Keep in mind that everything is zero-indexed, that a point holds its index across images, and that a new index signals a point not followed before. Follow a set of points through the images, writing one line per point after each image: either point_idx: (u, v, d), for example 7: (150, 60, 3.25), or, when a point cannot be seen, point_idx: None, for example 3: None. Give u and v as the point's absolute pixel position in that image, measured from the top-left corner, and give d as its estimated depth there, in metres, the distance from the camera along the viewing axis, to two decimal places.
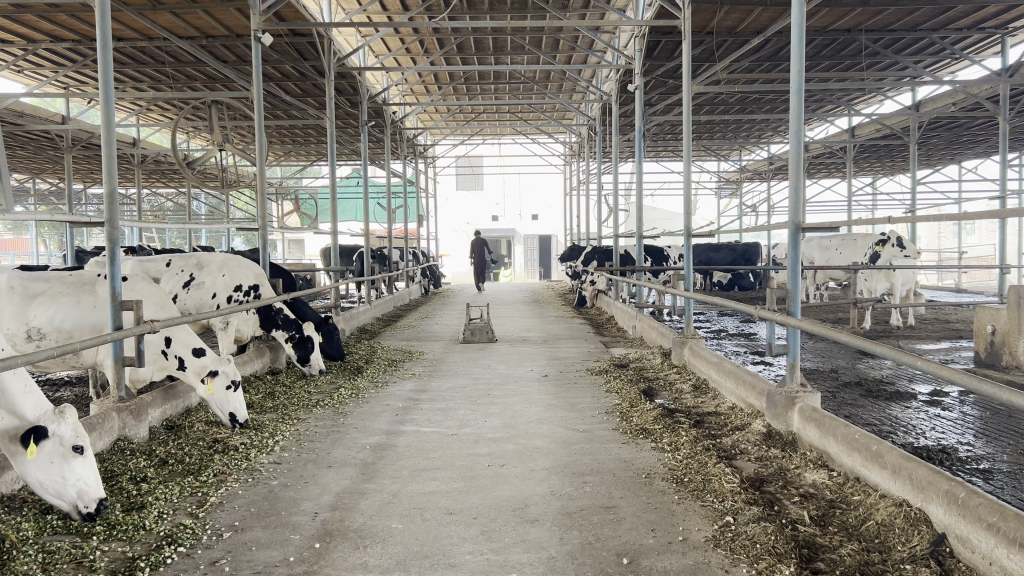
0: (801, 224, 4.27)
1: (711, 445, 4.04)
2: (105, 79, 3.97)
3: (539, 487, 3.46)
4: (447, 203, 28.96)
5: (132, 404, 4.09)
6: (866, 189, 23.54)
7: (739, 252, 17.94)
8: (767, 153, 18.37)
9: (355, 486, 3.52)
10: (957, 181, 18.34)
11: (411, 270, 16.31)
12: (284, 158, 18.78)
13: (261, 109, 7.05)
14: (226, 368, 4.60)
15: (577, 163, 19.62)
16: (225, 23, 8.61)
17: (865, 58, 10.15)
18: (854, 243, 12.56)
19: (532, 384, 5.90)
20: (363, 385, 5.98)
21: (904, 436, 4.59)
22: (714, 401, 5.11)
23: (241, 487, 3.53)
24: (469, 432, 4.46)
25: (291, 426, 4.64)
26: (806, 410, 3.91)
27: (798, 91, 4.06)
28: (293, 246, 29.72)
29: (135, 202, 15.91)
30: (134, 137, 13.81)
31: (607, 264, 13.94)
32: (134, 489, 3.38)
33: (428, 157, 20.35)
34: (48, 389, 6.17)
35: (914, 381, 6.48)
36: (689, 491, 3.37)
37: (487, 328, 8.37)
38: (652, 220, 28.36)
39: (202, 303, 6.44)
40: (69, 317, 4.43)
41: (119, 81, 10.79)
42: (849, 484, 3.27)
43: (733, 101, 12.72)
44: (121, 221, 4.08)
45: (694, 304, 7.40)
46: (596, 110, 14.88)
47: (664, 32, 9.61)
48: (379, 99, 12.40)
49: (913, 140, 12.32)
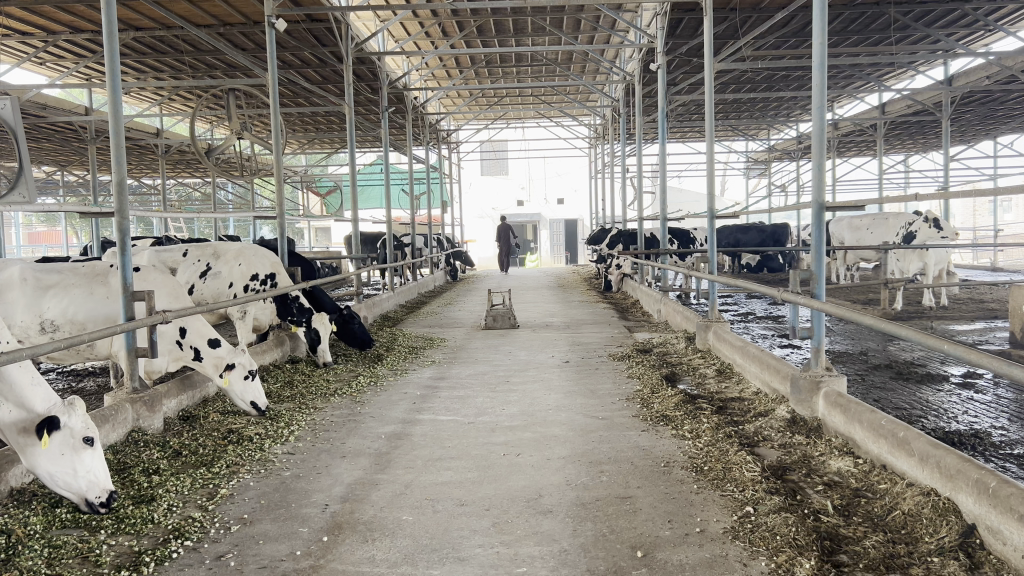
0: (827, 203, 4.12)
1: (733, 432, 3.93)
2: (112, 68, 3.93)
3: (553, 477, 3.38)
4: (472, 189, 28.92)
5: (146, 395, 4.05)
6: (897, 167, 23.11)
7: (768, 233, 17.70)
8: (796, 132, 18.03)
9: (367, 477, 3.46)
10: (992, 157, 17.91)
11: (435, 255, 16.26)
12: (307, 147, 18.79)
13: (276, 95, 6.89)
14: (243, 357, 4.57)
15: (601, 146, 19.43)
16: (241, 11, 8.58)
17: (895, 32, 9.88)
18: (885, 223, 12.25)
19: (553, 371, 5.83)
20: (382, 372, 5.94)
21: (934, 420, 4.44)
22: (739, 386, 4.99)
23: (253, 478, 3.49)
24: (486, 421, 4.39)
25: (308, 416, 4.59)
26: (831, 395, 3.78)
27: (820, 65, 3.91)
28: (320, 234, 29.84)
29: (161, 192, 16.04)
30: (158, 127, 13.90)
31: (632, 247, 13.80)
32: (145, 482, 3.35)
33: (452, 143, 20.27)
34: (72, 379, 6.22)
35: (946, 363, 6.30)
36: (709, 480, 3.27)
37: (509, 313, 8.29)
38: (679, 202, 28.10)
39: (219, 292, 6.46)
40: (82, 308, 4.46)
41: (139, 71, 10.82)
42: (875, 472, 3.15)
43: (759, 79, 12.47)
44: (131, 211, 4.05)
45: (719, 288, 7.23)
46: (619, 91, 14.69)
47: (686, 10, 9.44)
48: (399, 85, 12.32)
49: (946, 115, 11.98)
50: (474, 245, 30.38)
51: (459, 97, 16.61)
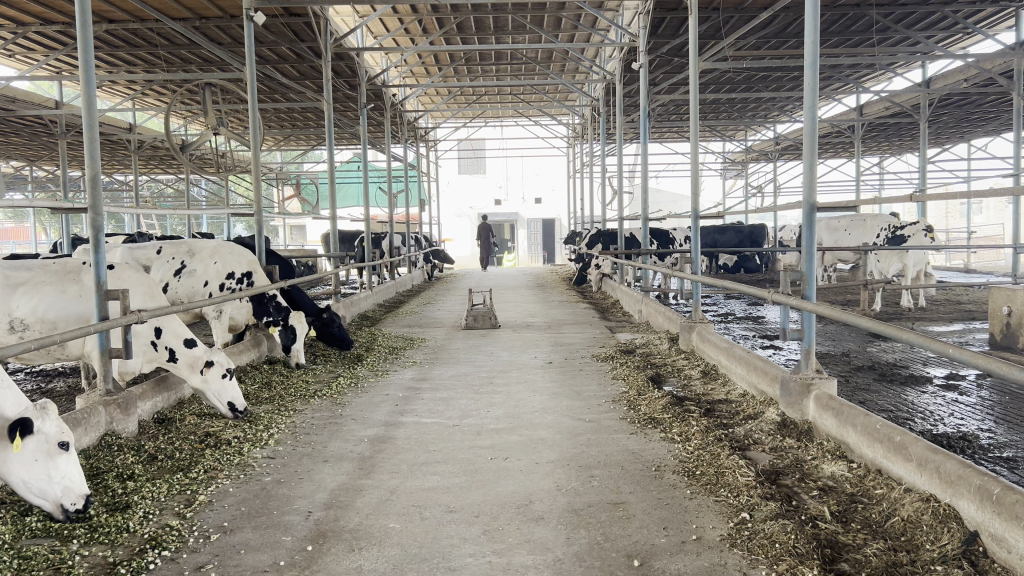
0: (817, 203, 4.07)
1: (723, 435, 3.87)
2: (86, 59, 3.79)
3: (543, 482, 3.30)
4: (449, 188, 28.76)
5: (119, 397, 3.91)
6: (873, 169, 23.30)
7: (745, 233, 17.77)
8: (773, 133, 18.11)
9: (352, 482, 3.36)
10: (966, 159, 18.11)
11: (413, 254, 16.11)
12: (283, 143, 18.57)
13: (254, 90, 6.72)
14: (221, 356, 4.47)
15: (580, 145, 19.39)
16: (218, 4, 8.41)
17: (875, 34, 9.92)
18: (863, 224, 12.33)
19: (536, 372, 5.74)
20: (363, 373, 5.82)
21: (922, 423, 4.42)
22: (725, 389, 4.94)
23: (232, 484, 3.38)
24: (471, 423, 4.30)
25: (287, 419, 4.47)
26: (822, 398, 3.74)
27: (813, 63, 3.87)
28: (295, 232, 29.54)
29: (133, 188, 15.77)
30: (131, 122, 13.65)
31: (612, 247, 13.77)
32: (119, 487, 3.22)
33: (429, 141, 20.12)
34: (42, 380, 6.06)
35: (928, 364, 6.30)
36: (702, 485, 3.21)
37: (490, 313, 8.20)
38: (656, 202, 28.16)
39: (194, 291, 6.31)
40: (53, 307, 4.30)
41: (111, 65, 10.60)
42: (870, 476, 3.10)
43: (739, 79, 12.49)
44: (105, 207, 3.91)
45: (702, 288, 7.18)
46: (599, 90, 14.65)
47: (669, 9, 9.41)
48: (378, 82, 12.20)
49: (924, 118, 12.06)
50: (451, 244, 30.20)
51: (437, 95, 16.50)
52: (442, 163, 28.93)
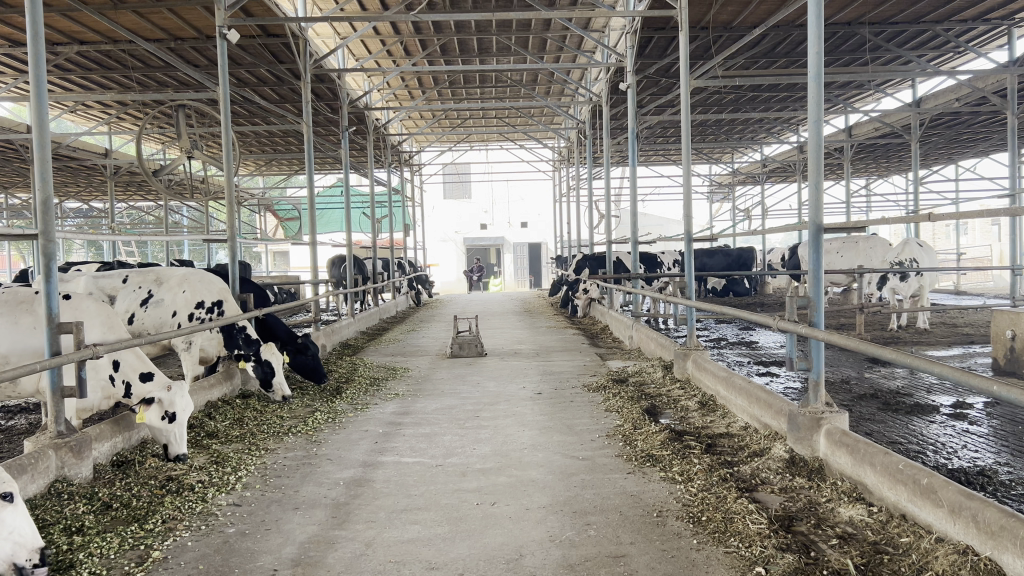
0: (823, 223, 3.81)
1: (728, 474, 3.59)
2: (38, 73, 3.51)
3: (534, 531, 3.00)
4: (435, 212, 28.47)
5: (72, 440, 3.55)
6: (860, 192, 23.23)
7: (734, 256, 17.61)
8: (761, 155, 18.01)
9: (323, 534, 3.05)
10: (954, 181, 18.05)
11: (398, 280, 15.81)
12: (265, 168, 18.29)
13: (229, 110, 6.38)
14: (164, 395, 4.08)
15: (566, 168, 19.20)
16: (195, 25, 8.18)
17: (866, 53, 9.81)
18: (856, 246, 12.10)
19: (526, 404, 5.44)
20: (342, 408, 5.50)
21: (934, 456, 4.15)
22: (725, 421, 4.66)
23: (191, 536, 3.06)
24: (455, 462, 4.00)
25: (257, 459, 4.16)
26: (834, 434, 3.47)
27: (816, 75, 3.65)
28: (278, 258, 29.16)
29: (110, 214, 15.40)
30: (107, 147, 13.33)
31: (600, 271, 13.54)
32: (64, 543, 2.90)
33: (413, 165, 19.85)
34: (3, 417, 5.73)
35: (933, 392, 6.02)
36: (709, 534, 2.92)
37: (476, 341, 7.91)
38: (643, 225, 28.01)
39: (162, 322, 5.99)
40: (4, 340, 4.09)
41: (83, 87, 10.31)
42: (894, 523, 2.83)
43: (729, 100, 12.37)
44: (56, 234, 3.61)
45: (696, 313, 6.88)
46: (585, 112, 14.48)
47: (657, 28, 9.23)
48: (361, 105, 11.98)
49: (915, 138, 11.91)
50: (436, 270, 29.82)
51: (421, 117, 16.31)
52: (428, 189, 28.76)
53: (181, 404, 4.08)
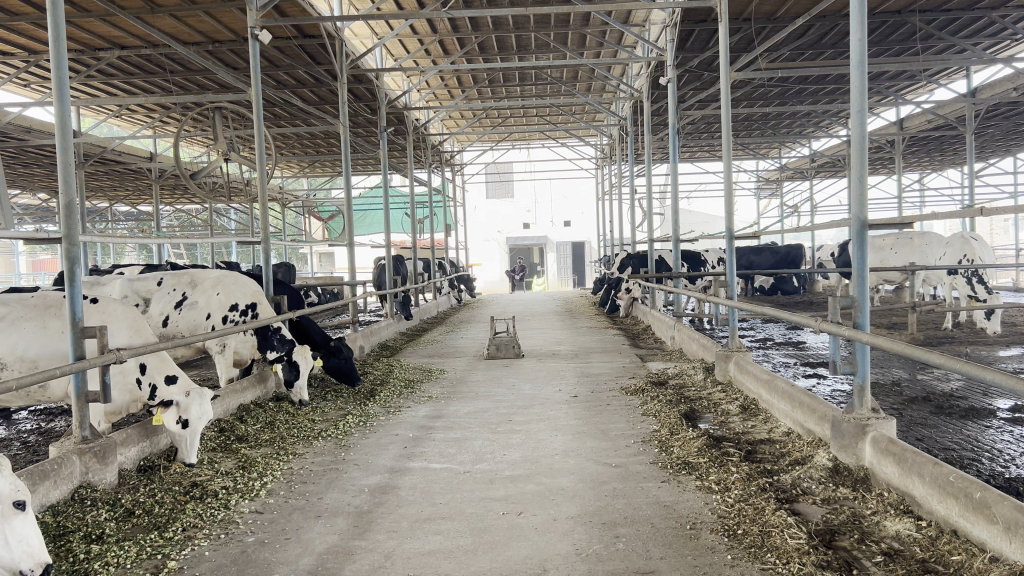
0: (868, 219, 3.61)
1: (768, 484, 3.41)
2: (59, 75, 3.47)
3: (560, 544, 2.88)
4: (477, 212, 28.45)
5: (96, 445, 3.51)
6: (913, 187, 22.53)
7: (782, 254, 17.21)
8: (809, 150, 17.58)
9: (342, 545, 2.96)
10: (1013, 174, 17.41)
11: (439, 280, 15.76)
12: (308, 170, 18.41)
13: (260, 111, 6.32)
14: (181, 400, 4.05)
15: (608, 166, 19.00)
16: (231, 27, 8.22)
17: (918, 41, 9.47)
18: (910, 243, 11.69)
19: (560, 408, 5.30)
20: (374, 410, 5.43)
21: (989, 464, 3.91)
22: (766, 426, 4.47)
23: (210, 546, 2.99)
24: (484, 469, 3.89)
25: (284, 464, 4.10)
26: (880, 442, 3.27)
27: (859, 64, 3.46)
28: (324, 259, 29.41)
29: (156, 217, 15.64)
30: (152, 151, 13.53)
31: (643, 270, 13.33)
32: (82, 552, 2.84)
33: (455, 165, 19.83)
34: (43, 418, 5.78)
35: (990, 395, 5.72)
36: (744, 549, 2.75)
37: (513, 342, 7.80)
38: (689, 224, 27.60)
39: (195, 324, 6.00)
40: (34, 344, 4.10)
41: (126, 91, 10.44)
42: (944, 539, 2.64)
43: (774, 94, 12.06)
44: (79, 238, 3.57)
45: (739, 314, 6.65)
46: (626, 109, 14.28)
47: (697, 20, 9.01)
48: (399, 105, 11.97)
49: (970, 129, 11.48)
50: (479, 270, 29.77)
51: (462, 117, 16.27)
52: (471, 189, 28.78)
53: (196, 410, 4.04)
